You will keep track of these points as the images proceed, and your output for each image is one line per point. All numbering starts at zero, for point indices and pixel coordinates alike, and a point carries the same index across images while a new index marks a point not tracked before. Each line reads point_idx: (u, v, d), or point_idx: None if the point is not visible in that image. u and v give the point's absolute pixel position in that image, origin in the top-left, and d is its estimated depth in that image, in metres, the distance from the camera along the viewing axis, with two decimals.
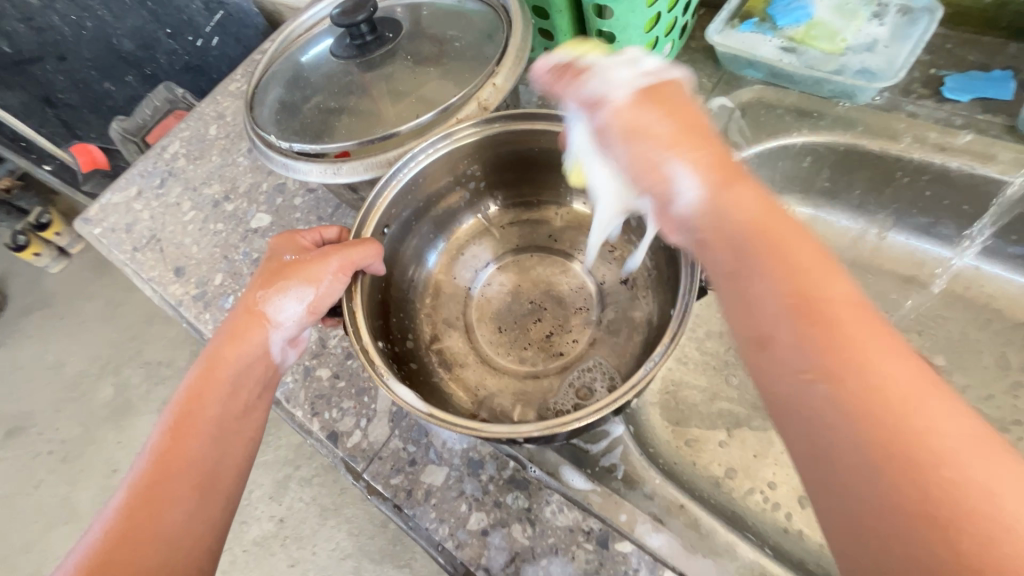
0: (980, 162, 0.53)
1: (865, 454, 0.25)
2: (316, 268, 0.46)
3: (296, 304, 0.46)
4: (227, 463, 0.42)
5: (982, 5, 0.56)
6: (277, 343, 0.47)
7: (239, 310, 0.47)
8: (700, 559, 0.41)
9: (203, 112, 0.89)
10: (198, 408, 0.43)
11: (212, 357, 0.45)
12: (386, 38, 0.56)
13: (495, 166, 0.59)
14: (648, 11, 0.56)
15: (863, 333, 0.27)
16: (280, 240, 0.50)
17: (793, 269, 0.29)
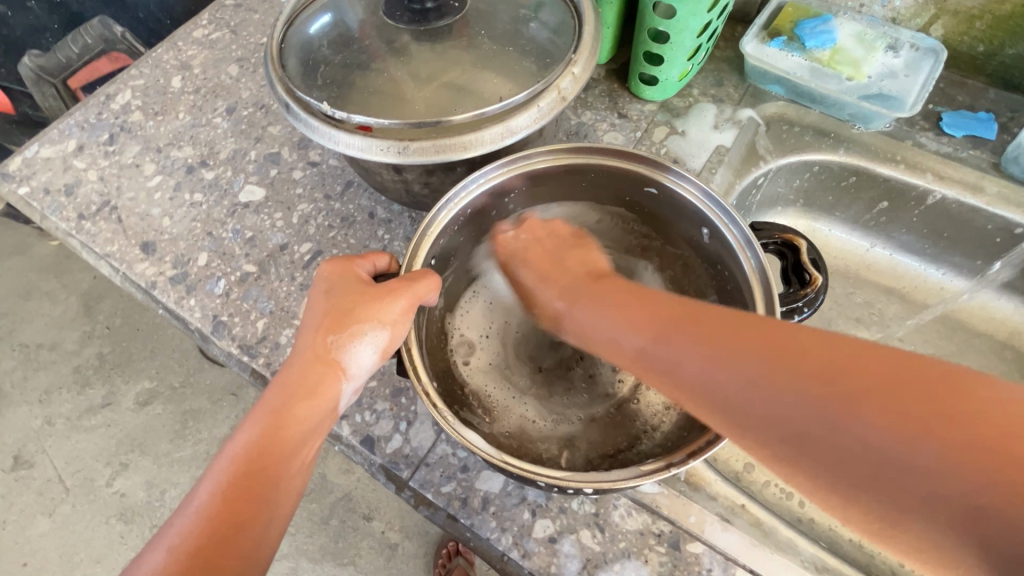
0: (971, 193, 0.60)
1: (742, 375, 0.32)
2: (386, 307, 0.38)
3: (372, 349, 0.38)
4: (275, 530, 0.35)
5: (974, 53, 0.63)
6: (349, 395, 0.39)
7: (302, 358, 0.39)
8: (768, 555, 0.43)
9: (161, 59, 0.76)
10: (251, 466, 0.36)
11: (277, 413, 0.37)
12: (449, 7, 0.52)
13: (539, 200, 0.52)
14: (707, 16, 0.56)
15: (654, 296, 0.40)
16: (333, 271, 0.41)
17: (622, 293, 0.42)
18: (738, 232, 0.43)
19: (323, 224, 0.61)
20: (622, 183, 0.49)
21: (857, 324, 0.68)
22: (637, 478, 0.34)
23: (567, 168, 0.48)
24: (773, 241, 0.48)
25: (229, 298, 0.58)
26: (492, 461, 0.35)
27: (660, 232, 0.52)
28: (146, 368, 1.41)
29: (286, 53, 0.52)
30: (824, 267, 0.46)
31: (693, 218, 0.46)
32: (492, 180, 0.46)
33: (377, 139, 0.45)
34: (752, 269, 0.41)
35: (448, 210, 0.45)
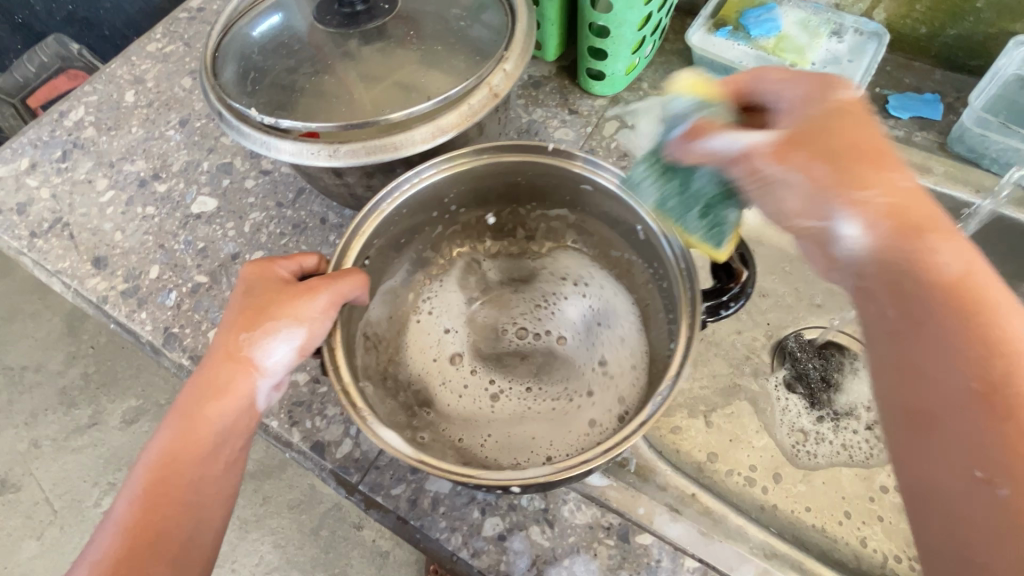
0: (918, 173, 0.60)
1: (961, 353, 0.30)
2: (302, 305, 0.38)
3: (286, 347, 0.39)
4: (201, 533, 0.36)
5: (917, 35, 0.64)
6: (265, 391, 0.39)
7: (217, 356, 0.39)
8: (717, 543, 0.43)
9: (115, 74, 0.76)
10: (174, 473, 0.37)
11: (190, 417, 0.38)
12: (381, 10, 0.52)
13: (475, 203, 0.53)
14: (644, 9, 0.56)
15: (982, 275, 0.32)
16: (254, 270, 0.41)
17: (927, 225, 0.33)
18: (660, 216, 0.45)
19: (275, 232, 0.61)
20: (558, 181, 0.49)
21: (817, 310, 0.69)
22: (548, 477, 0.34)
23: (503, 165, 0.48)
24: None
25: (181, 309, 0.57)
26: (415, 466, 0.35)
27: (597, 228, 0.52)
28: (131, 386, 1.41)
29: (222, 61, 0.52)
30: (750, 259, 0.43)
31: (627, 216, 0.48)
32: (426, 179, 0.46)
33: (306, 143, 0.45)
34: (673, 255, 0.45)
35: (376, 212, 0.45)
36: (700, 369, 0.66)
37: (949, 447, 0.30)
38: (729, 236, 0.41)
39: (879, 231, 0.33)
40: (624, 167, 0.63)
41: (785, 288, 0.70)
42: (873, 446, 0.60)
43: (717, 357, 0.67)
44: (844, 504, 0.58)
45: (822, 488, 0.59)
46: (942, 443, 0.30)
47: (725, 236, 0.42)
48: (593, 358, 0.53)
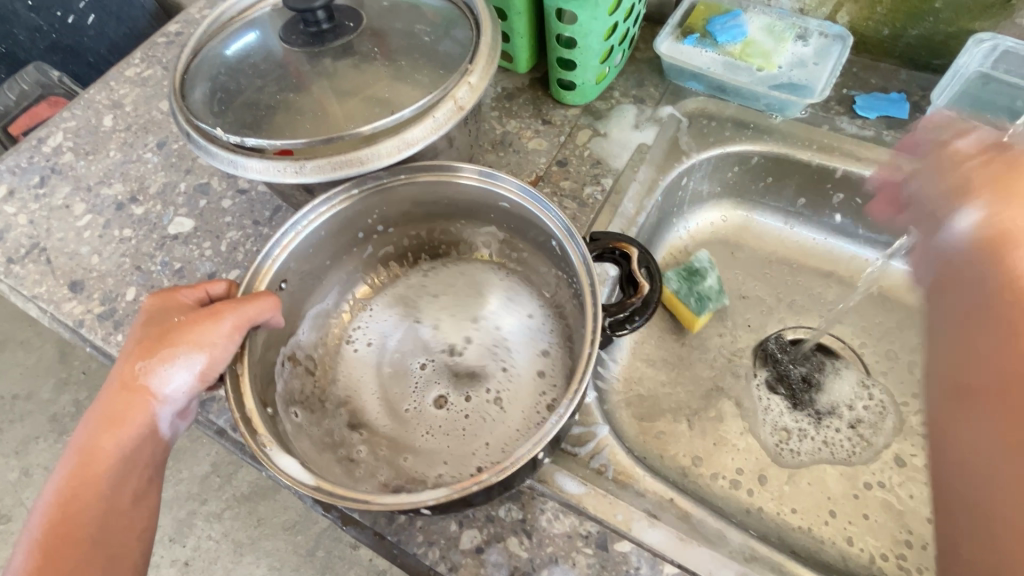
0: (888, 171, 0.61)
1: (1000, 344, 0.36)
2: (200, 332, 0.41)
3: (183, 373, 0.41)
4: (115, 558, 0.39)
5: (881, 37, 0.65)
6: (168, 415, 0.42)
7: (116, 385, 0.41)
8: (696, 548, 0.43)
9: (94, 100, 0.76)
10: (84, 498, 0.40)
11: (89, 449, 0.40)
12: (346, 27, 0.52)
13: (404, 220, 0.55)
14: (608, 19, 0.57)
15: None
16: (156, 302, 0.44)
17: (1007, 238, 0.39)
18: (559, 223, 0.47)
19: (251, 250, 0.61)
20: (478, 199, 0.52)
21: (800, 309, 0.68)
22: (437, 500, 0.35)
23: (418, 187, 0.51)
24: (607, 250, 0.49)
25: None
26: (308, 493, 0.36)
27: (525, 243, 0.54)
28: None
29: (191, 83, 0.52)
30: (657, 274, 0.48)
31: (544, 230, 0.49)
32: (342, 203, 0.50)
33: (270, 160, 0.46)
34: (580, 261, 0.45)
35: (283, 245, 0.48)
36: (682, 373, 0.66)
37: (971, 432, 0.35)
38: (708, 309, 0.66)
39: (981, 228, 0.42)
40: (597, 174, 0.63)
41: (765, 288, 0.70)
42: (856, 444, 0.60)
43: (699, 361, 0.67)
44: (829, 503, 0.57)
45: (808, 489, 0.58)
46: (969, 426, 0.35)
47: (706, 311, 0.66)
48: (527, 368, 0.53)
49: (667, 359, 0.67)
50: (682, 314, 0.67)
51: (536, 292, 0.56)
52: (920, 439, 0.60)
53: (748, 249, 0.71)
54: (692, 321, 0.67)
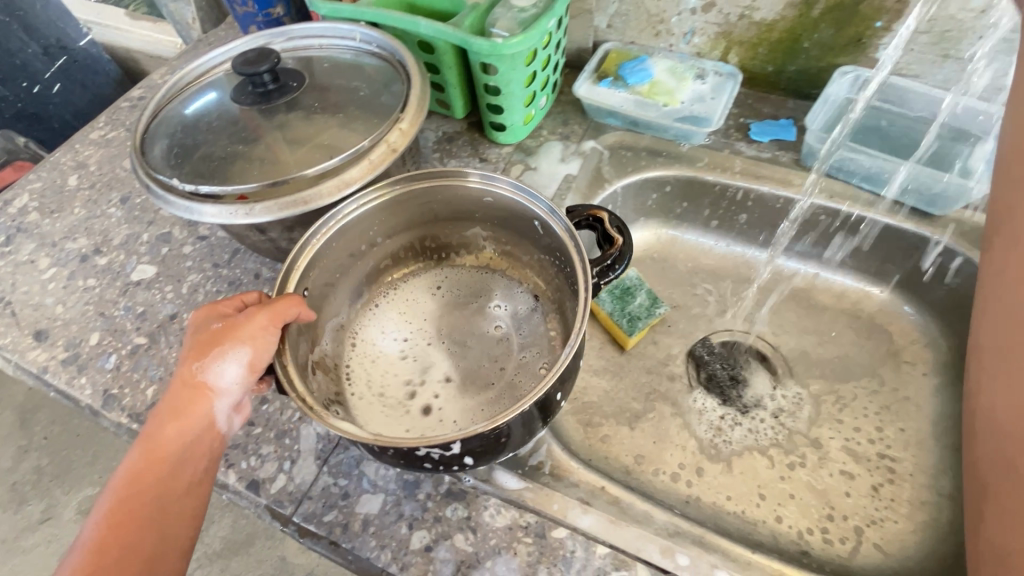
0: (782, 186, 0.69)
1: None
2: (248, 328, 0.45)
3: (237, 366, 0.44)
4: (166, 548, 0.41)
5: (767, 73, 0.75)
6: (223, 409, 0.45)
7: (176, 384, 0.45)
8: (625, 529, 0.47)
9: (59, 162, 0.81)
10: (139, 491, 0.41)
11: (153, 439, 0.43)
12: (290, 87, 0.59)
13: (404, 228, 0.62)
14: (526, 69, 0.65)
15: None
16: (203, 313, 0.48)
17: None
18: (543, 206, 0.54)
19: (212, 290, 0.66)
20: (468, 199, 0.59)
21: (726, 314, 0.75)
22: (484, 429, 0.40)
23: (413, 194, 0.57)
24: (583, 218, 0.57)
25: (120, 371, 0.60)
26: (366, 439, 0.39)
27: (512, 236, 0.62)
28: (87, 474, 1.36)
29: (151, 141, 0.58)
30: (627, 230, 0.55)
31: (526, 214, 0.57)
32: (361, 209, 0.56)
33: (221, 204, 0.51)
34: (563, 231, 0.52)
35: (321, 232, 0.54)
36: (623, 379, 0.71)
37: None
38: (638, 328, 0.71)
39: None
40: None
41: (693, 297, 0.77)
42: (781, 431, 0.66)
43: (638, 367, 0.72)
44: (761, 488, 0.62)
45: (739, 476, 0.63)
46: None
47: (636, 332, 0.71)
48: (530, 343, 0.61)
49: (608, 367, 0.72)
50: (617, 334, 0.73)
51: (528, 278, 0.64)
52: (838, 423, 0.66)
53: (676, 263, 0.79)
54: (625, 340, 0.72)
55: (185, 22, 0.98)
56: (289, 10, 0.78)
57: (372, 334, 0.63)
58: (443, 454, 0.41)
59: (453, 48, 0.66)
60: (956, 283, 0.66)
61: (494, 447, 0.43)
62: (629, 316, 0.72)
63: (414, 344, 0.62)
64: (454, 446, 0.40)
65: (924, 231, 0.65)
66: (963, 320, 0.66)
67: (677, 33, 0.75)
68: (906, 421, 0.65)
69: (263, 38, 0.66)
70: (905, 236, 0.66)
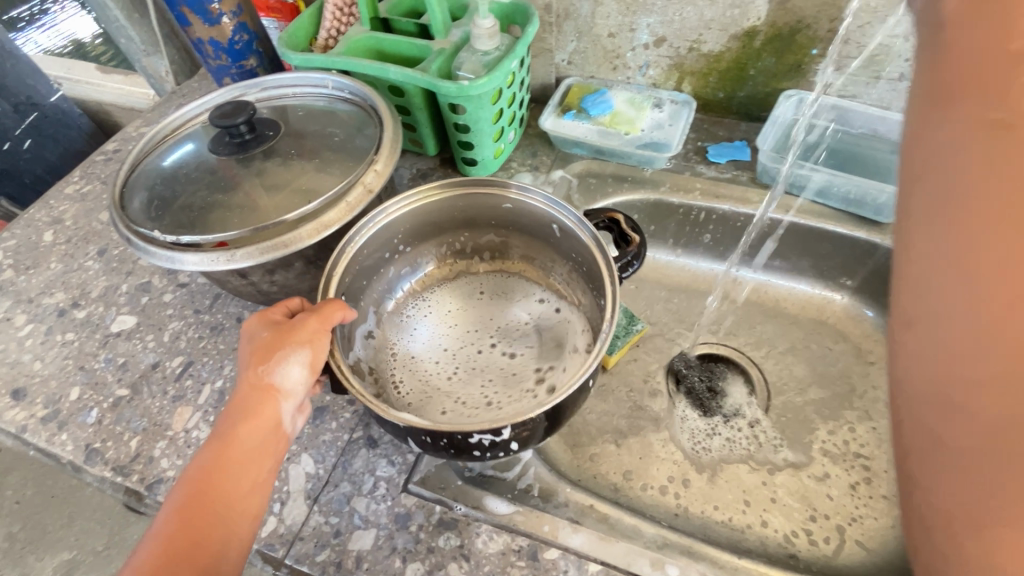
0: (742, 204, 0.73)
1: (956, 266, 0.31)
2: (307, 331, 0.45)
3: (300, 369, 0.44)
4: (232, 546, 0.41)
5: (719, 99, 0.80)
6: (288, 412, 0.45)
7: (241, 388, 0.44)
8: (615, 544, 0.48)
9: (33, 218, 0.81)
10: (206, 490, 0.41)
11: (221, 439, 0.42)
12: (266, 135, 0.61)
13: (427, 235, 0.65)
14: (493, 107, 0.69)
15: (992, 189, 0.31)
16: (254, 319, 0.47)
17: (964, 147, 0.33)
18: (572, 217, 0.57)
19: (194, 336, 0.66)
20: (489, 208, 0.62)
21: (701, 327, 0.78)
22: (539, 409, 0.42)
23: (439, 203, 0.61)
24: (600, 220, 0.61)
25: (102, 424, 0.60)
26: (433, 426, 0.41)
27: (529, 241, 0.65)
28: (62, 538, 1.29)
29: (130, 194, 0.59)
30: (641, 229, 0.60)
31: (546, 219, 0.60)
32: (389, 217, 0.59)
33: (203, 253, 0.52)
34: (588, 237, 0.55)
35: (365, 231, 0.57)
36: (606, 397, 0.73)
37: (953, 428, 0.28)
38: (618, 347, 0.73)
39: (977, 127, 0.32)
40: None
41: (668, 313, 0.79)
42: (761, 437, 0.68)
43: (619, 384, 0.74)
44: (745, 495, 0.64)
45: (724, 485, 0.65)
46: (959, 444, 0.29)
47: (615, 350, 0.73)
48: (557, 337, 0.63)
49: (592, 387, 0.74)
50: None
51: (546, 280, 0.67)
52: (813, 426, 0.68)
53: (649, 281, 0.82)
54: (606, 360, 0.74)
55: (158, 76, 1.00)
56: (262, 61, 0.81)
57: (400, 338, 0.65)
58: (493, 442, 0.42)
59: (422, 91, 0.69)
60: None
61: (540, 433, 0.45)
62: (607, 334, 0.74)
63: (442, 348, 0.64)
64: (514, 427, 0.42)
65: (875, 238, 0.69)
66: None
67: (633, 66, 0.79)
68: (877, 419, 0.67)
69: (238, 90, 0.68)
70: (857, 244, 0.71)
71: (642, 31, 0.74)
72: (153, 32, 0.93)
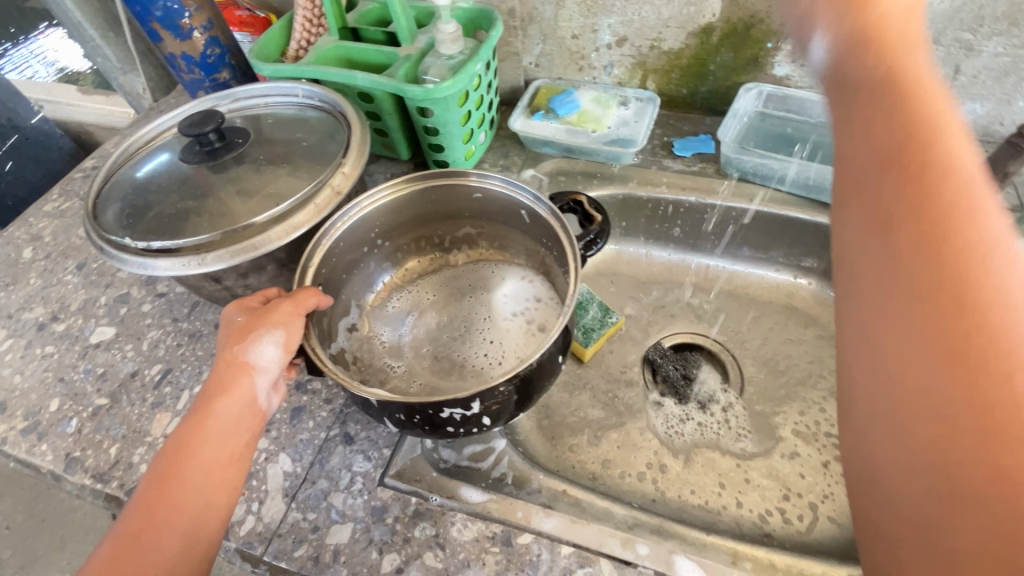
0: (708, 195, 0.75)
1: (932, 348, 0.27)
2: (280, 312, 0.46)
3: (274, 347, 0.45)
4: (209, 514, 0.42)
5: (683, 95, 0.82)
6: (264, 389, 0.45)
7: (217, 367, 0.45)
8: (587, 527, 0.49)
9: (13, 236, 0.82)
10: (184, 460, 0.42)
11: (198, 414, 0.43)
12: (236, 143, 0.62)
13: (402, 230, 0.67)
14: (460, 109, 0.71)
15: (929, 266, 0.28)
16: (232, 305, 0.49)
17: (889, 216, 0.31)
18: (530, 196, 0.58)
19: (172, 344, 0.67)
20: (458, 198, 0.64)
21: (675, 318, 0.80)
22: (504, 379, 0.43)
23: (408, 196, 0.62)
24: (564, 203, 0.62)
25: (82, 433, 0.60)
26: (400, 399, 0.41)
27: (501, 229, 0.66)
28: (54, 561, 1.28)
29: (104, 205, 0.61)
30: (603, 207, 0.60)
31: (513, 204, 0.61)
32: (362, 211, 0.60)
33: (175, 257, 0.53)
34: (551, 214, 0.57)
35: (338, 226, 0.59)
36: (584, 389, 0.74)
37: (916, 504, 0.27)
38: (594, 339, 0.75)
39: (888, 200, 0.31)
40: None
41: (643, 305, 0.81)
42: (734, 421, 0.69)
43: (597, 376, 0.75)
44: (720, 478, 0.65)
45: (700, 469, 0.66)
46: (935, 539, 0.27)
47: (591, 342, 0.74)
48: (533, 312, 0.65)
49: (570, 380, 0.75)
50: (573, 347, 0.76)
51: (520, 264, 0.68)
52: (785, 408, 0.70)
53: (623, 274, 0.84)
54: (582, 353, 0.75)
55: (135, 93, 1.01)
56: (235, 74, 0.82)
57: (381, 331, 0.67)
58: (464, 416, 0.44)
59: (391, 96, 0.71)
60: None
61: (508, 408, 0.46)
62: (582, 327, 0.76)
63: (422, 338, 0.66)
64: (482, 398, 0.43)
65: None
66: None
67: (598, 66, 0.81)
68: None
69: (209, 101, 0.70)
70: (820, 230, 0.73)
71: (604, 31, 0.76)
72: (130, 50, 0.94)
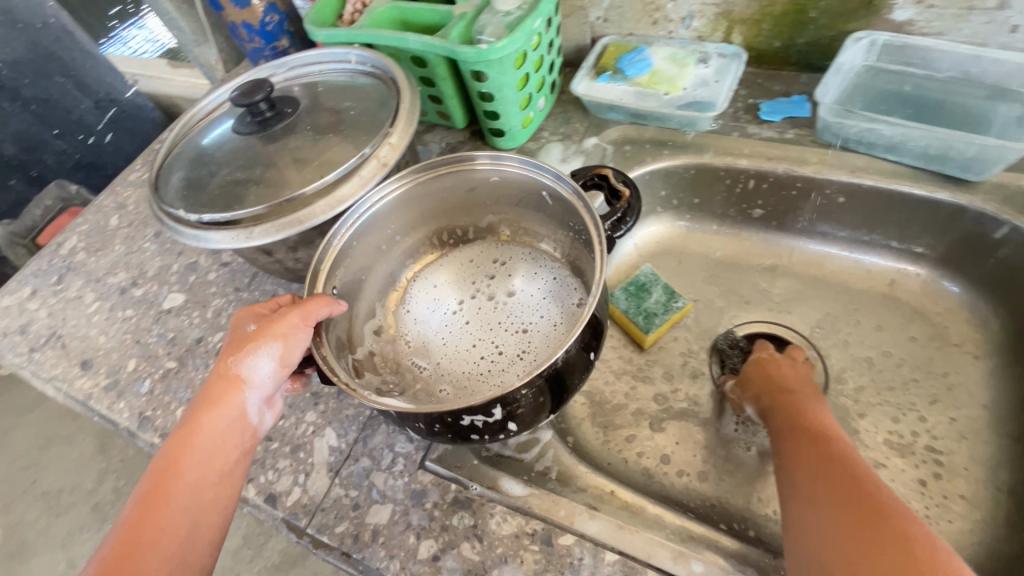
0: (799, 165, 0.65)
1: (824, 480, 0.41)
2: (277, 325, 0.46)
3: (269, 361, 0.46)
4: (200, 533, 0.41)
5: (775, 50, 0.71)
6: (254, 403, 0.47)
7: (212, 379, 0.47)
8: (636, 535, 0.45)
9: (102, 205, 0.88)
10: (174, 477, 0.42)
11: (188, 426, 0.44)
12: (286, 113, 0.62)
13: (422, 221, 0.64)
14: (517, 72, 0.65)
15: (815, 446, 0.45)
16: (240, 314, 0.50)
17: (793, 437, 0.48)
18: (550, 175, 0.55)
19: (233, 313, 0.69)
20: (478, 182, 0.60)
21: (751, 304, 0.71)
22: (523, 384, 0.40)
23: (424, 186, 0.59)
24: (588, 178, 0.57)
25: (153, 394, 0.64)
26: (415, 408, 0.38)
27: (524, 214, 0.63)
28: None
29: (166, 177, 0.62)
30: (632, 182, 0.55)
31: (533, 185, 0.58)
32: (378, 205, 0.58)
33: (227, 230, 0.53)
34: (572, 194, 0.53)
35: (352, 224, 0.57)
36: (642, 379, 0.68)
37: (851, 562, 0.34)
38: (656, 325, 0.68)
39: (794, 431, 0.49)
40: None
41: (715, 289, 0.73)
42: None
43: (658, 365, 0.69)
44: None
45: (771, 476, 0.59)
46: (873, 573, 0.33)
47: (652, 327, 0.68)
48: (554, 300, 0.61)
49: (627, 368, 0.69)
50: (633, 332, 0.70)
51: (543, 251, 0.65)
52: (880, 415, 0.61)
53: (691, 255, 0.76)
54: (642, 339, 0.69)
55: (208, 64, 1.04)
56: (293, 42, 0.81)
57: (403, 326, 0.64)
58: (487, 422, 0.41)
59: (445, 60, 0.66)
60: (1003, 255, 0.60)
61: (534, 412, 0.43)
62: (644, 311, 0.70)
63: (444, 331, 0.63)
64: (500, 402, 0.39)
65: (959, 200, 0.60)
66: (1015, 294, 0.60)
67: (674, 19, 0.72)
68: (957, 410, 0.59)
69: (265, 70, 0.69)
70: (938, 209, 0.61)
71: None
72: (200, 20, 0.96)
